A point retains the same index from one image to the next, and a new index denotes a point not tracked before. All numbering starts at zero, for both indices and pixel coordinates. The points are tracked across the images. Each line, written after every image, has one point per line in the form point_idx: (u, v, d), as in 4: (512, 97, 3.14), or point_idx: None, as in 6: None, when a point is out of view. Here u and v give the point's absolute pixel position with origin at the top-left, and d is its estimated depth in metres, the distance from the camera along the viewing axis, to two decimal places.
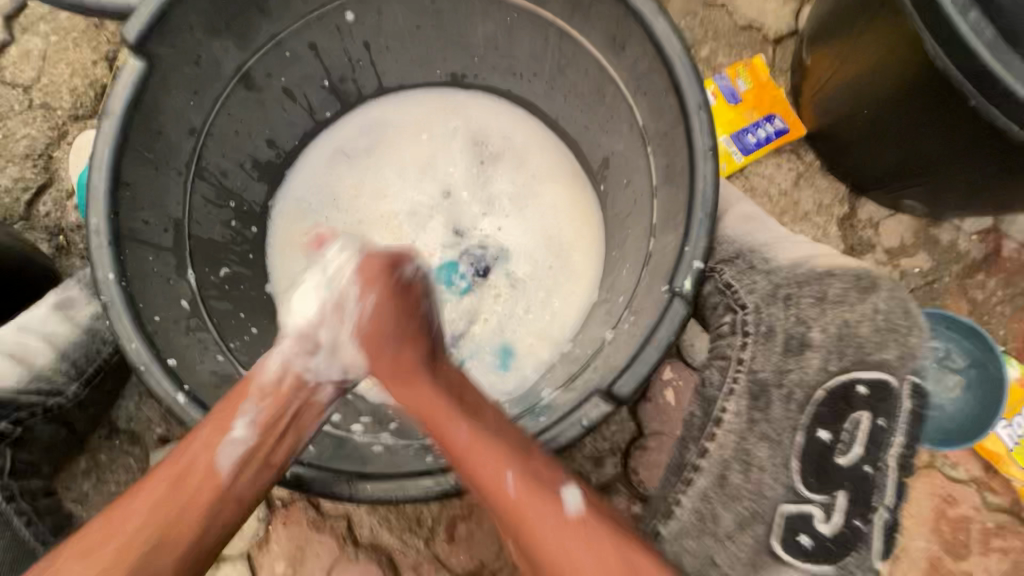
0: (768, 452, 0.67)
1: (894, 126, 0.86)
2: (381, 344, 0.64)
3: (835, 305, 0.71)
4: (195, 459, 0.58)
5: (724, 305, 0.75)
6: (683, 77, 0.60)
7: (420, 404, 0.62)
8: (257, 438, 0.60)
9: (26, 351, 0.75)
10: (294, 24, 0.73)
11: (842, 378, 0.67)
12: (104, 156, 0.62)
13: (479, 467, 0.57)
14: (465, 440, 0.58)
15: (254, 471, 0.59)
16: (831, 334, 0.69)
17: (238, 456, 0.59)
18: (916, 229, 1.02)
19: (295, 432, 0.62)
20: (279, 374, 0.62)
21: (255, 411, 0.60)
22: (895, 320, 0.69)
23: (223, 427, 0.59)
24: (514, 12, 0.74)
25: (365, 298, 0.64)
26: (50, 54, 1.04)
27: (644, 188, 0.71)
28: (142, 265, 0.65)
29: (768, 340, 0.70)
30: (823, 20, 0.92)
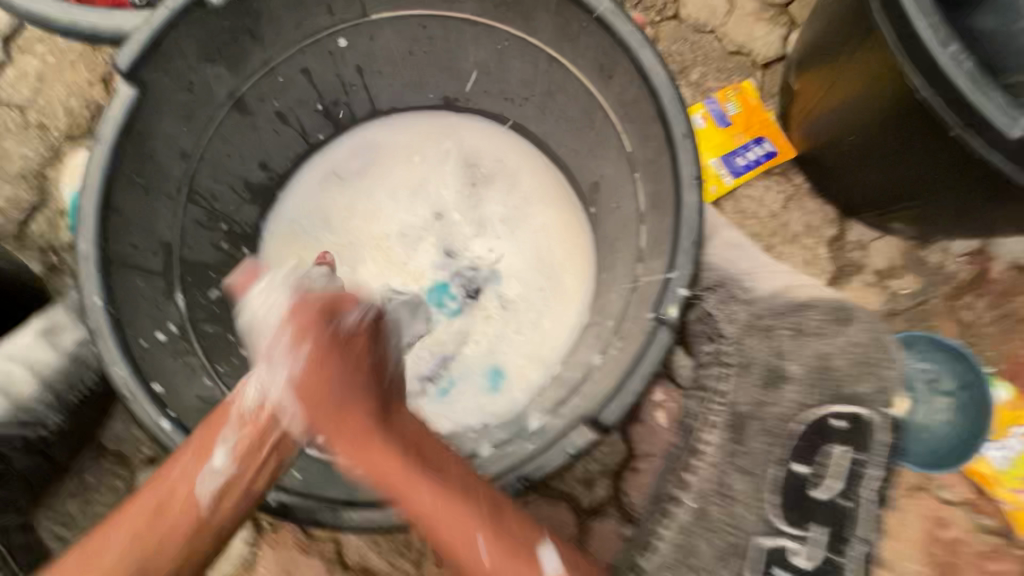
0: (749, 484, 0.75)
1: (879, 151, 0.87)
2: (322, 391, 0.58)
3: (809, 337, 0.77)
4: (177, 485, 0.55)
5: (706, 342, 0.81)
6: (669, 106, 0.61)
7: (370, 466, 0.57)
8: (238, 468, 0.57)
9: (11, 381, 0.75)
10: (287, 50, 0.74)
11: (815, 412, 0.75)
12: (94, 182, 0.62)
13: (451, 534, 0.55)
14: (432, 515, 0.55)
15: (234, 500, 0.56)
16: (805, 368, 0.76)
17: (218, 487, 0.56)
18: (904, 251, 1.03)
19: (273, 459, 0.59)
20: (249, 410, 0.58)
21: (232, 441, 0.58)
22: (873, 355, 0.77)
23: (200, 458, 0.56)
24: (505, 40, 0.75)
25: (299, 351, 0.59)
26: (47, 74, 1.05)
27: (633, 213, 0.72)
28: (131, 289, 0.65)
29: (744, 374, 0.78)
30: (809, 46, 0.94)
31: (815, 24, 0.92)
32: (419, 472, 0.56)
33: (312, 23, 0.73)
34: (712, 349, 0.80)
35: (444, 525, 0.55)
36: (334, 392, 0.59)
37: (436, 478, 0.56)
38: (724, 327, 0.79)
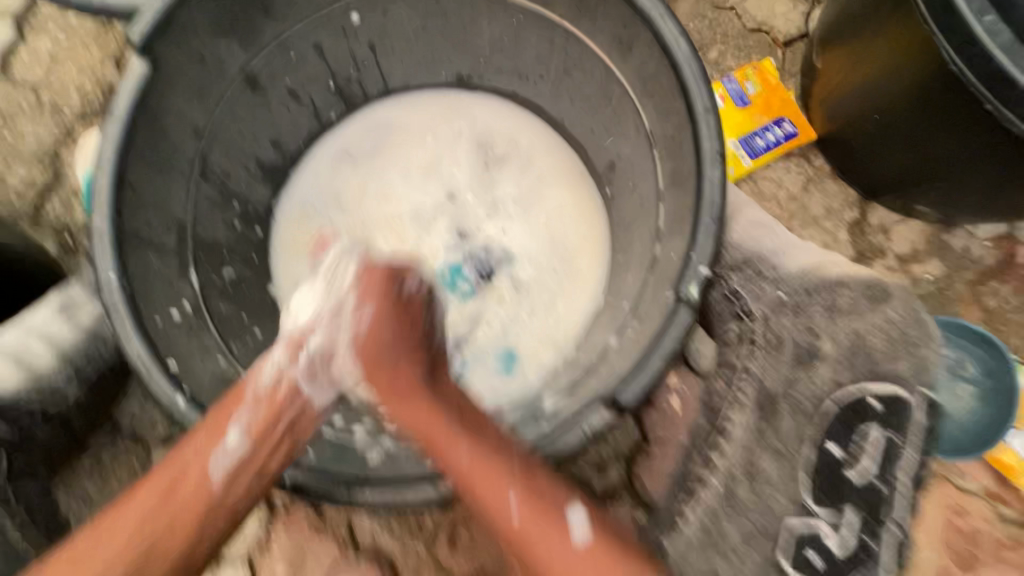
0: (775, 465, 0.69)
1: (905, 130, 0.85)
2: (378, 353, 0.62)
3: (844, 316, 0.70)
4: (188, 466, 0.56)
5: (728, 313, 0.75)
6: (692, 79, 0.59)
7: (417, 426, 0.59)
8: (251, 448, 0.59)
9: (28, 354, 0.74)
10: (300, 28, 0.73)
11: (852, 395, 0.68)
12: (109, 157, 0.61)
13: (487, 510, 0.54)
14: (468, 478, 0.55)
15: (247, 479, 0.58)
16: (840, 344, 0.69)
17: (229, 466, 0.57)
18: (927, 236, 1.00)
19: (286, 438, 0.61)
20: (272, 380, 0.61)
21: (246, 420, 0.59)
22: (910, 331, 0.69)
23: (214, 437, 0.58)
24: (520, 15, 0.74)
25: (363, 310, 0.63)
26: (58, 53, 1.05)
27: (651, 191, 0.70)
28: (146, 267, 0.65)
29: (775, 351, 0.71)
30: (833, 22, 0.91)
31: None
32: (459, 432, 0.57)
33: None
34: (734, 327, 0.75)
35: (479, 493, 0.55)
36: (388, 349, 0.62)
37: (472, 441, 0.57)
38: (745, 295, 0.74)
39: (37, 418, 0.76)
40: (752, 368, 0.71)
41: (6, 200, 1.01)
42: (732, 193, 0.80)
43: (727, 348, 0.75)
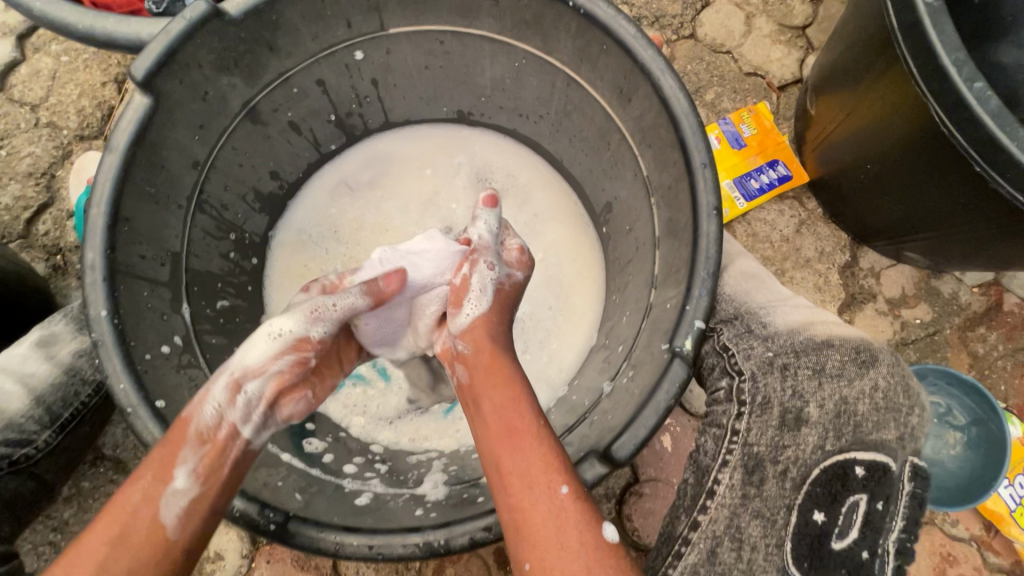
0: (762, 532, 0.57)
1: (895, 179, 0.86)
2: (502, 309, 0.68)
3: (832, 381, 0.60)
4: (137, 511, 0.51)
5: (720, 366, 0.66)
6: (689, 132, 0.58)
7: (500, 403, 0.59)
8: (203, 487, 0.53)
9: (2, 396, 0.75)
10: (303, 65, 0.73)
11: (834, 460, 0.57)
12: (105, 189, 0.59)
13: (532, 469, 0.54)
14: (529, 436, 0.56)
15: (202, 519, 0.52)
16: (827, 409, 0.59)
17: (182, 508, 0.52)
18: (917, 281, 1.02)
19: (238, 474, 0.56)
20: (221, 419, 0.57)
21: (196, 457, 0.54)
22: (895, 399, 0.59)
23: (162, 479, 0.52)
24: (523, 57, 0.74)
25: (513, 271, 0.70)
26: (60, 74, 1.07)
27: (647, 237, 0.71)
28: (137, 301, 0.61)
29: (765, 411, 0.60)
30: (827, 72, 0.94)
31: (834, 50, 0.92)
32: (528, 396, 0.60)
33: (330, 36, 0.72)
34: (724, 385, 0.65)
35: (526, 453, 0.55)
36: (499, 314, 0.67)
37: (534, 401, 0.59)
38: (733, 346, 0.66)
39: (4, 465, 0.72)
40: (740, 428, 0.61)
41: None
42: (727, 240, 0.82)
43: (716, 405, 0.65)
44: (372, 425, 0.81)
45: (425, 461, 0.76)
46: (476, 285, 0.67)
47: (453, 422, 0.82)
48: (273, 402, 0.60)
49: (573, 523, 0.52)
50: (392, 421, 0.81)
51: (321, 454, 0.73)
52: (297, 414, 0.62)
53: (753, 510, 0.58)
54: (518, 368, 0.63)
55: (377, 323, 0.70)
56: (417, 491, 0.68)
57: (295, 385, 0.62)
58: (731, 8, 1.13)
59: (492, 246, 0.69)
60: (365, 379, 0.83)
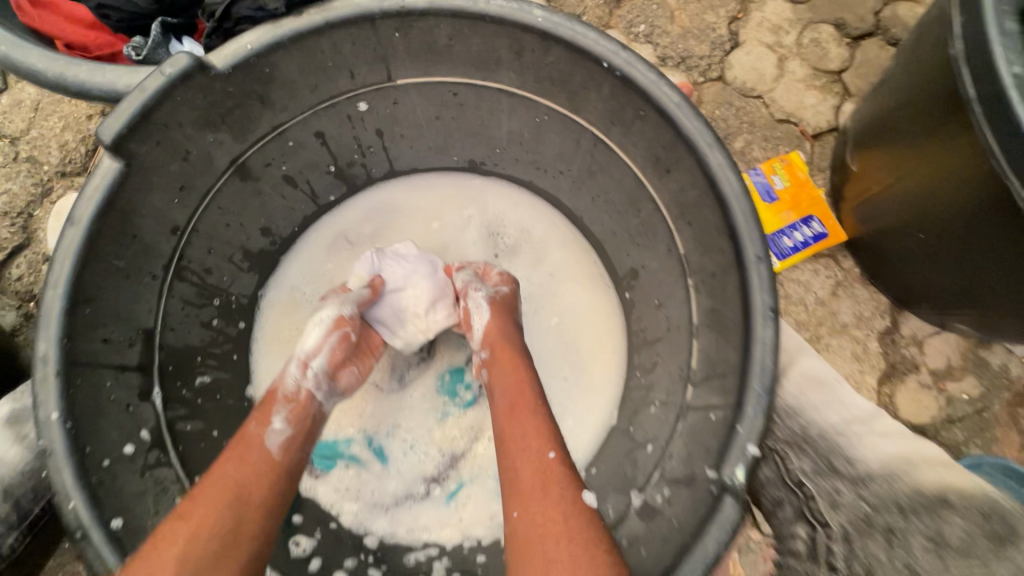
0: None
1: (947, 249, 0.78)
2: (513, 313, 0.68)
3: (960, 560, 0.51)
4: (248, 440, 0.54)
5: (793, 506, 0.62)
6: (740, 218, 0.51)
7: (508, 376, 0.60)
8: (296, 430, 0.57)
9: None
10: (301, 118, 0.66)
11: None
12: (65, 266, 0.51)
13: (527, 434, 0.55)
14: (526, 407, 0.57)
15: (300, 452, 0.56)
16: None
17: (281, 446, 0.55)
18: (964, 351, 0.94)
19: (318, 429, 0.60)
20: (300, 386, 0.60)
21: (288, 409, 0.58)
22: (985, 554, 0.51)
23: (263, 421, 0.56)
24: (545, 114, 0.67)
25: (501, 287, 0.69)
26: (43, 104, 1.00)
27: (683, 320, 0.63)
28: (97, 394, 0.54)
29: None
30: (871, 124, 0.86)
31: (879, 103, 0.85)
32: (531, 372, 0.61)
33: (331, 88, 0.64)
34: (803, 534, 0.60)
35: (522, 422, 0.56)
36: (515, 314, 0.68)
37: (535, 376, 0.61)
38: (809, 483, 0.61)
39: None
40: None
41: None
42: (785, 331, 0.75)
43: None
44: (366, 513, 0.72)
45: (425, 562, 0.70)
46: (472, 306, 0.67)
47: (455, 513, 0.72)
48: (329, 376, 0.62)
49: (553, 498, 0.50)
50: (388, 509, 0.72)
51: (308, 559, 0.67)
52: (351, 386, 0.65)
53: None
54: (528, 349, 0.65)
55: (385, 309, 0.71)
56: None
57: (348, 359, 0.65)
58: (762, 49, 1.06)
59: (471, 275, 0.72)
60: (359, 460, 0.74)
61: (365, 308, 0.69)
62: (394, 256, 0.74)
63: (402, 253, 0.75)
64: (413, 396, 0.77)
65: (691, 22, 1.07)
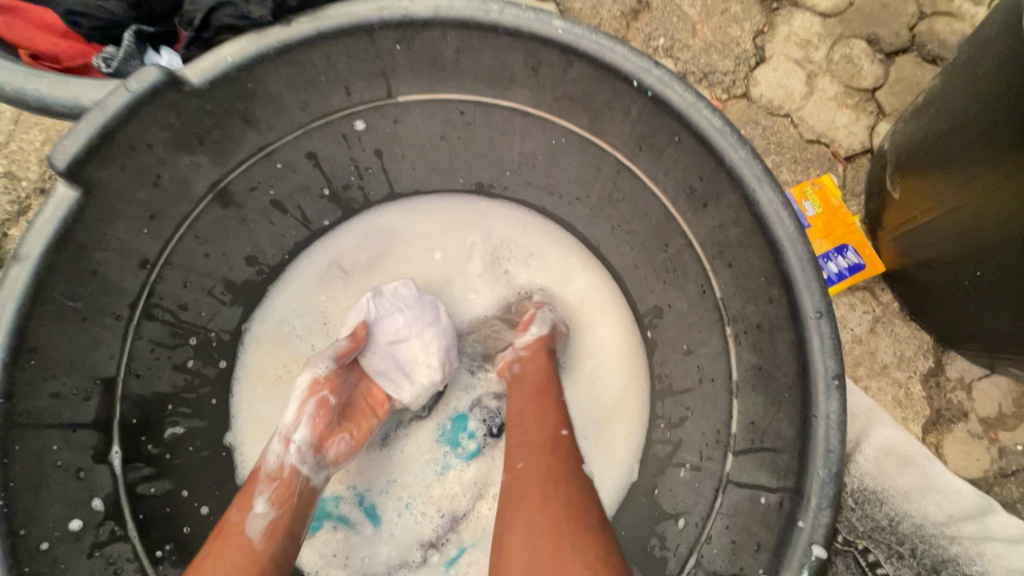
0: None
1: (1000, 292, 0.71)
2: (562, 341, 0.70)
3: None
4: (230, 529, 0.52)
5: None
6: (796, 264, 0.43)
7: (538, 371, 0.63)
8: (280, 511, 0.54)
9: None
10: (289, 138, 0.59)
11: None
12: (8, 310, 0.44)
13: (544, 411, 0.58)
14: (548, 392, 0.61)
15: (285, 536, 0.53)
16: None
17: (264, 527, 0.52)
18: (1017, 397, 0.85)
19: (307, 507, 0.57)
20: (282, 463, 0.57)
21: (269, 490, 0.55)
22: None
23: (243, 508, 0.53)
24: (562, 136, 0.60)
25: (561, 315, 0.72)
26: (23, 116, 0.94)
27: (719, 374, 0.55)
28: (42, 459, 0.46)
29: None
30: (916, 149, 0.78)
31: (924, 126, 0.77)
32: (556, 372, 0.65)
33: (324, 105, 0.57)
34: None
35: (541, 399, 0.60)
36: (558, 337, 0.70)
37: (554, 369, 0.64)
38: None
39: None
40: None
41: None
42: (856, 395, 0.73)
43: None
44: None
45: None
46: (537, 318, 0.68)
47: None
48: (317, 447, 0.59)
49: (559, 460, 0.54)
50: None
51: None
52: (343, 456, 0.61)
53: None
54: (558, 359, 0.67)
55: (385, 362, 0.66)
56: None
57: (333, 426, 0.61)
58: (790, 65, 0.99)
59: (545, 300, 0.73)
60: (348, 521, 0.66)
61: (346, 366, 0.64)
62: (390, 299, 0.66)
63: (398, 294, 0.67)
64: (411, 448, 0.69)
65: (714, 36, 1.00)
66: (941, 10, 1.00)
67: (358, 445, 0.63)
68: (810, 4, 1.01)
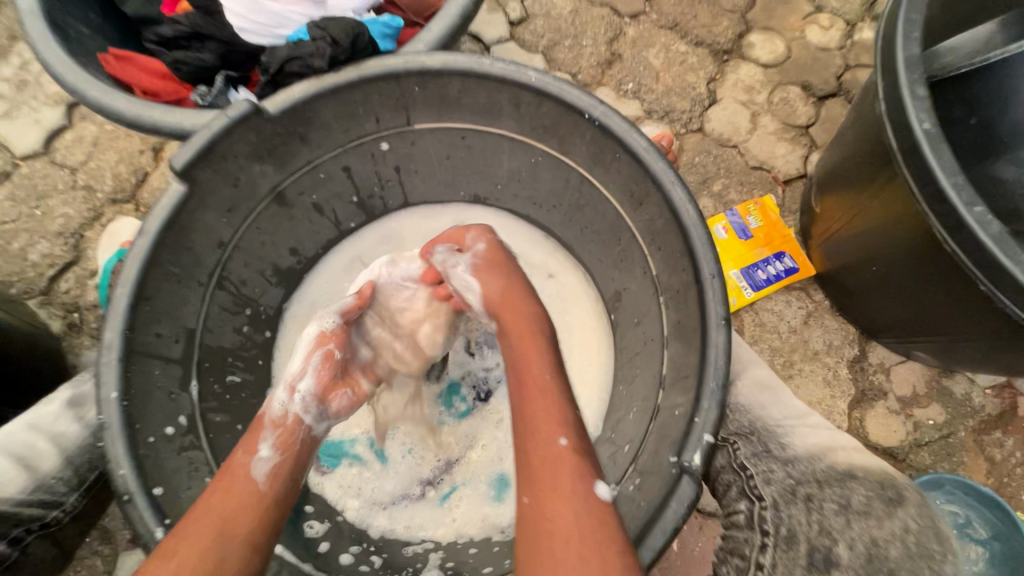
0: None
1: (899, 284, 0.87)
2: (511, 282, 0.71)
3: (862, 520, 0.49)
4: (234, 472, 0.60)
5: (737, 487, 0.57)
6: (698, 243, 0.61)
7: (525, 364, 0.64)
8: (282, 457, 0.63)
9: (30, 456, 0.62)
10: (332, 155, 0.78)
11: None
12: (133, 268, 0.62)
13: (539, 420, 0.59)
14: (541, 395, 0.61)
15: (284, 483, 0.61)
16: (858, 551, 0.46)
17: (268, 470, 0.61)
18: (929, 380, 1.01)
19: (305, 457, 0.66)
20: (285, 412, 0.67)
21: (273, 437, 0.64)
22: (927, 544, 0.48)
23: (249, 451, 0.62)
24: (539, 156, 0.78)
25: (477, 248, 0.74)
26: (102, 140, 1.15)
27: (656, 333, 0.71)
28: (148, 380, 0.63)
29: (790, 545, 0.48)
30: (830, 172, 0.97)
31: (836, 154, 0.95)
32: (550, 363, 0.64)
33: (359, 130, 0.76)
34: (743, 508, 0.54)
35: (546, 399, 0.60)
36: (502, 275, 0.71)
37: (552, 363, 0.64)
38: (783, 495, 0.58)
39: (36, 528, 0.64)
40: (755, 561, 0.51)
41: (23, 273, 1.06)
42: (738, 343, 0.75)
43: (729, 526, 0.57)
44: (367, 509, 0.79)
45: (421, 552, 0.76)
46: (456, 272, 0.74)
47: (449, 511, 0.79)
48: (320, 397, 0.69)
49: (565, 481, 0.55)
50: (387, 507, 0.79)
51: (318, 540, 0.74)
52: (343, 409, 0.71)
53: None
54: (542, 327, 0.68)
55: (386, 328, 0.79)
56: None
57: (335, 382, 0.72)
58: (737, 106, 1.19)
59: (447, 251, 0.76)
60: (362, 459, 0.81)
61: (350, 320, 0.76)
62: (403, 267, 0.81)
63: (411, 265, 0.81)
64: (417, 404, 0.84)
65: (673, 82, 1.21)
66: (863, 63, 1.21)
67: (357, 401, 0.73)
68: (754, 57, 1.23)
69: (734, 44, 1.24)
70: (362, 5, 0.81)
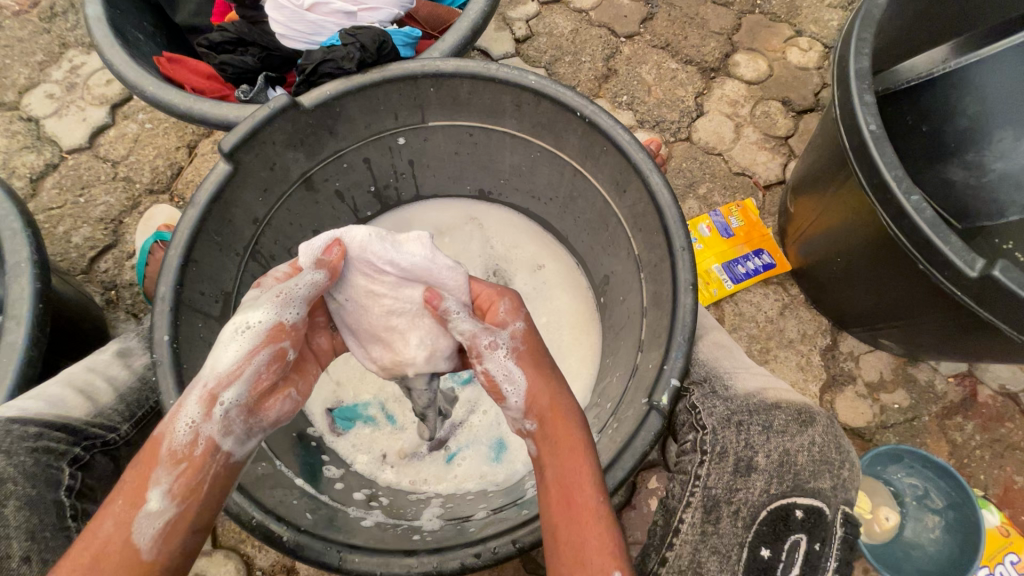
0: None
1: (860, 275, 0.97)
2: (543, 365, 0.65)
3: (780, 436, 0.61)
4: (111, 537, 0.50)
5: (688, 423, 0.66)
6: (671, 222, 0.70)
7: (563, 469, 0.57)
8: (181, 508, 0.52)
9: (90, 390, 0.74)
10: (356, 148, 0.88)
11: (779, 502, 0.57)
12: (184, 233, 0.72)
13: (586, 547, 0.52)
14: (586, 512, 0.54)
15: (178, 544, 0.51)
16: (774, 460, 0.59)
17: (156, 531, 0.50)
18: (895, 367, 1.09)
19: (214, 495, 0.55)
20: (194, 438, 0.55)
21: (170, 481, 0.52)
22: (828, 453, 0.61)
23: (133, 504, 0.50)
24: (537, 151, 0.89)
25: (514, 328, 0.66)
26: (142, 138, 1.26)
27: (637, 306, 0.80)
28: (191, 331, 0.72)
29: (722, 458, 0.60)
30: (800, 177, 1.07)
31: (805, 159, 1.06)
32: (593, 468, 0.57)
33: (380, 125, 0.87)
34: (690, 438, 0.65)
35: (588, 519, 0.53)
36: (539, 373, 0.64)
37: (597, 473, 0.56)
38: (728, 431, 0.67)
39: (97, 446, 0.71)
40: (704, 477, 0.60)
41: (67, 254, 1.16)
42: (703, 314, 0.83)
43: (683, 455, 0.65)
44: (376, 464, 0.87)
45: (424, 498, 0.83)
46: (487, 343, 0.65)
47: (453, 467, 0.87)
48: (252, 408, 0.59)
49: None
50: (394, 462, 0.87)
51: (335, 480, 0.83)
52: (285, 413, 0.63)
53: (710, 546, 0.57)
54: (584, 428, 0.60)
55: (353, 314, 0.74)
56: (415, 522, 0.76)
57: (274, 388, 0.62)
58: (722, 118, 1.30)
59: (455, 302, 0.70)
60: (375, 420, 0.91)
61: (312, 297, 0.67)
62: (394, 245, 0.75)
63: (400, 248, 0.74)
64: None
65: (664, 95, 1.32)
66: None
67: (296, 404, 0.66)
68: (738, 74, 1.34)
69: (720, 63, 1.35)
70: (385, 18, 0.92)
